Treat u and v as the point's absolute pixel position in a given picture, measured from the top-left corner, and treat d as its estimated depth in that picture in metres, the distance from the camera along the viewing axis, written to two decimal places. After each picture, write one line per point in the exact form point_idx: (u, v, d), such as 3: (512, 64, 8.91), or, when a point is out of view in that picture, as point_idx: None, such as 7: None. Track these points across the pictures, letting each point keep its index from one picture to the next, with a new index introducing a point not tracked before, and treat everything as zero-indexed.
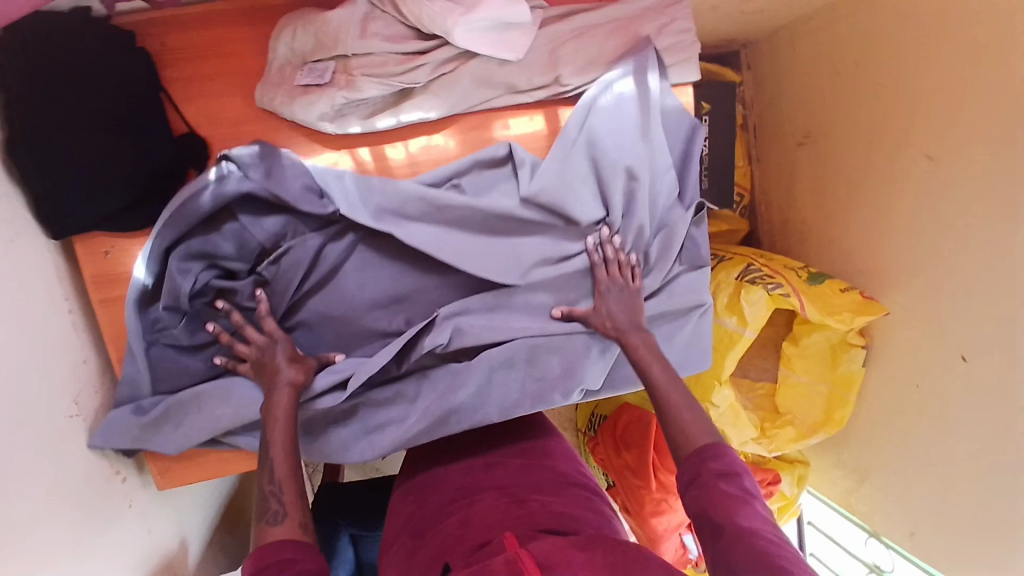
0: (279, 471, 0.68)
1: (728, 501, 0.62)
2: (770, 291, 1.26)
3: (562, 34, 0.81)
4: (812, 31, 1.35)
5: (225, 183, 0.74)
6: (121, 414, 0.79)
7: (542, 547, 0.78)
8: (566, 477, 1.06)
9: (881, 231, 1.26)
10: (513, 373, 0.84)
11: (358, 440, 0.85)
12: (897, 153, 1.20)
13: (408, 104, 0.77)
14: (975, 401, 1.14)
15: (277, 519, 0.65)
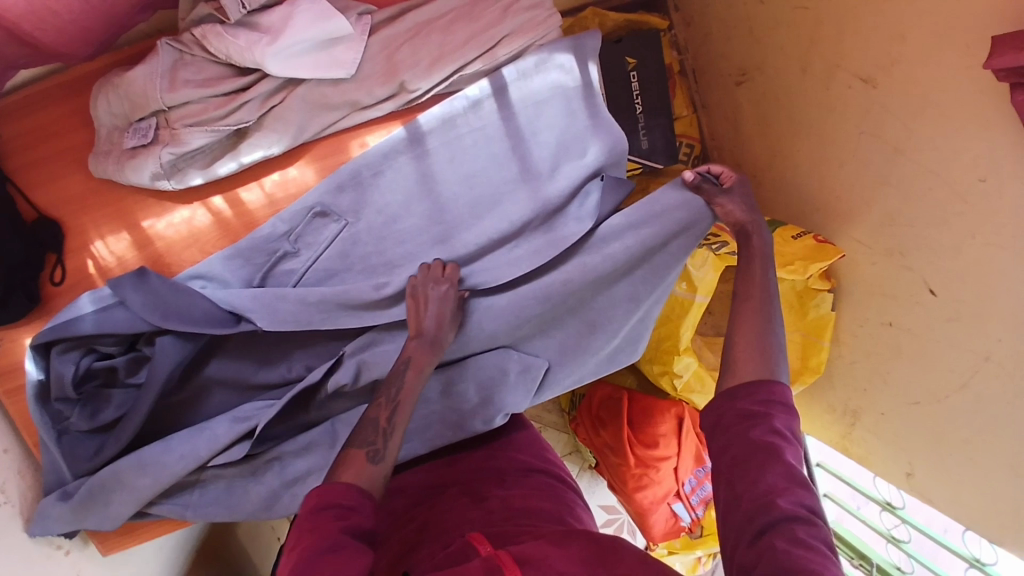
0: (399, 417, 0.65)
1: (752, 450, 0.62)
2: (717, 251, 1.17)
3: (398, 35, 0.76)
4: None
5: (101, 310, 0.74)
6: (49, 502, 0.79)
7: (518, 545, 0.66)
8: (534, 463, 0.95)
9: (828, 166, 1.17)
10: (432, 403, 0.84)
11: (281, 493, 0.83)
12: (830, 78, 1.10)
13: (246, 144, 0.74)
14: (951, 333, 1.06)
15: (377, 458, 0.61)
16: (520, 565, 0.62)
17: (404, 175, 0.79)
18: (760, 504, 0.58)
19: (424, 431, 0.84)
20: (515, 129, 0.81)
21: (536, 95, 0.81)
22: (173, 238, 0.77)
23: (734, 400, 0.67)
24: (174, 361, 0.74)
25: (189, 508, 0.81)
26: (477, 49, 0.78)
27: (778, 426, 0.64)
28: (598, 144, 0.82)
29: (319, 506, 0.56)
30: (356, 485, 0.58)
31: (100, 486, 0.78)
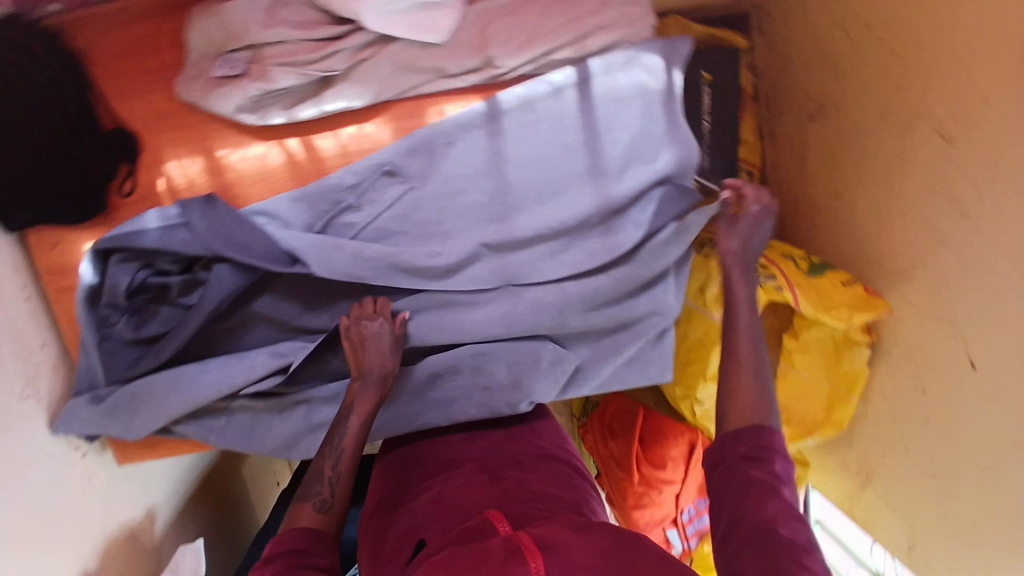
0: (342, 463, 0.74)
1: (756, 484, 0.64)
2: (764, 282, 1.17)
3: (494, 9, 0.77)
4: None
5: (167, 230, 0.76)
6: (79, 403, 0.82)
7: (541, 529, 0.67)
8: (552, 451, 0.97)
9: (888, 216, 1.15)
10: (460, 377, 0.85)
11: (303, 436, 0.83)
12: (908, 129, 1.07)
13: (330, 92, 0.75)
14: (982, 413, 1.03)
15: (324, 508, 0.71)
16: (542, 550, 0.63)
17: (476, 150, 0.80)
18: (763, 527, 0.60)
19: (446, 404, 0.86)
20: (592, 123, 0.80)
21: (620, 93, 0.80)
22: (244, 171, 0.79)
23: (737, 441, 0.69)
24: (225, 292, 0.77)
25: (211, 432, 0.83)
26: (569, 36, 0.77)
27: (780, 470, 0.66)
28: (670, 152, 0.83)
29: (280, 549, 0.65)
30: (319, 531, 0.69)
31: (132, 395, 0.82)
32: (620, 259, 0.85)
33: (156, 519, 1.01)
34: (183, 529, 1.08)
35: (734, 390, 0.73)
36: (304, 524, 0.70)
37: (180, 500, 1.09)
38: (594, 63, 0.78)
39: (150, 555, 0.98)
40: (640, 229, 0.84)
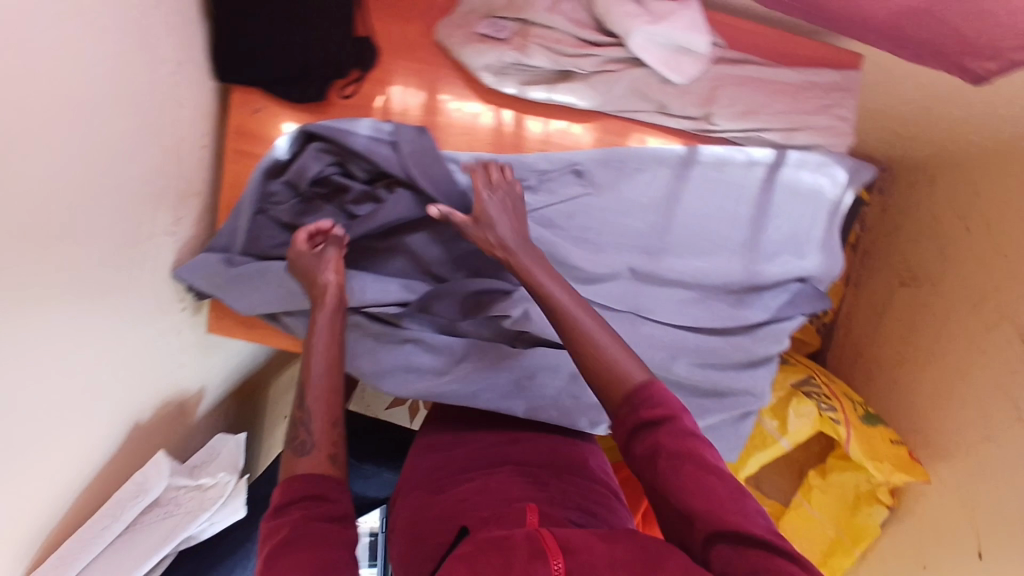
0: (314, 396, 0.68)
1: (673, 458, 0.58)
2: (822, 410, 1.20)
3: (732, 75, 0.82)
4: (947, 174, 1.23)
5: (375, 139, 0.81)
6: (212, 259, 0.84)
7: (564, 531, 0.57)
8: (595, 472, 0.97)
9: (947, 401, 1.16)
10: (554, 376, 0.91)
11: (393, 372, 0.91)
12: (993, 327, 1.08)
13: (565, 85, 0.82)
14: None
15: (304, 448, 0.65)
16: (566, 553, 0.53)
17: (661, 186, 0.86)
18: (714, 511, 0.55)
19: (530, 396, 0.90)
20: (764, 204, 0.87)
21: (799, 189, 0.87)
22: (453, 121, 0.85)
23: (636, 409, 0.62)
24: (397, 215, 0.81)
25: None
26: (783, 124, 0.84)
27: (688, 425, 0.60)
28: (819, 254, 0.91)
29: (290, 498, 0.60)
30: (336, 479, 0.63)
31: (263, 271, 0.84)
32: (739, 329, 0.92)
33: (204, 399, 1.00)
34: (219, 418, 1.08)
35: (604, 371, 0.65)
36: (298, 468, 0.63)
37: (227, 390, 1.09)
38: (790, 153, 0.86)
39: (190, 429, 0.98)
40: (767, 312, 0.91)
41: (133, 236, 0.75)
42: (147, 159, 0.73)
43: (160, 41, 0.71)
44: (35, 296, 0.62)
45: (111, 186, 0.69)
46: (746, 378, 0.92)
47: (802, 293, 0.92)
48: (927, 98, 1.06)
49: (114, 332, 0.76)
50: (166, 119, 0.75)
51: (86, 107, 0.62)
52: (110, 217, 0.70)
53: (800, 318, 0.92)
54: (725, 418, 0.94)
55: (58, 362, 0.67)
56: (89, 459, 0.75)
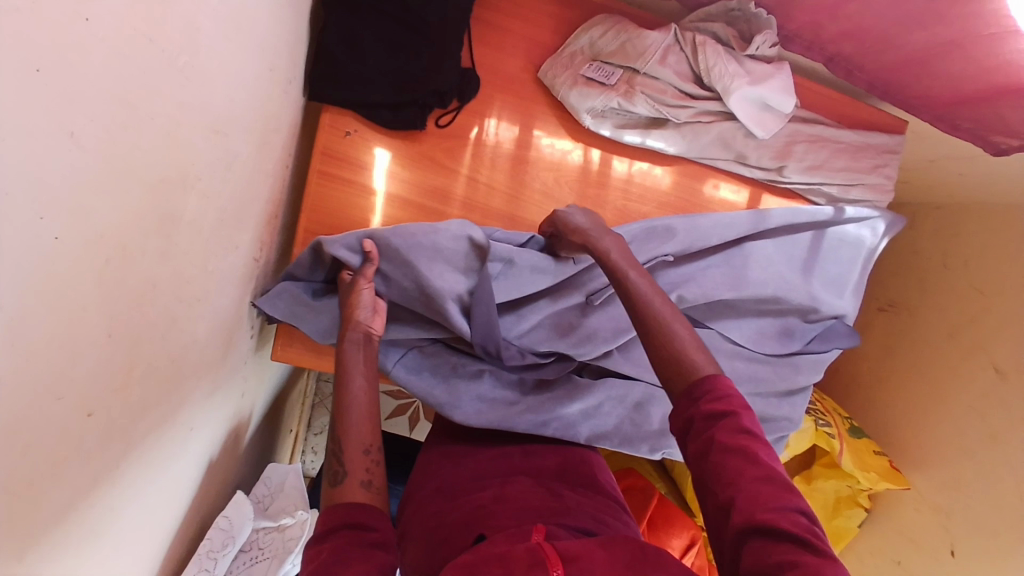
0: (352, 423, 0.67)
1: (728, 451, 0.52)
2: (819, 425, 1.31)
3: (803, 133, 0.91)
4: (932, 216, 1.35)
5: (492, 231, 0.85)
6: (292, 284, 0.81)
7: (566, 543, 0.60)
8: (613, 489, 0.86)
9: (920, 419, 1.28)
10: (621, 405, 0.93)
11: (464, 401, 0.87)
12: (968, 356, 1.20)
13: (657, 131, 0.87)
14: None
15: (366, 485, 0.62)
16: (565, 563, 0.55)
17: (735, 224, 0.89)
18: (752, 501, 0.49)
19: (595, 422, 0.91)
20: (815, 248, 0.94)
21: (846, 238, 0.95)
22: (544, 156, 0.88)
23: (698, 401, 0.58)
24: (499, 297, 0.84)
25: (398, 364, 0.87)
26: (844, 180, 0.93)
27: (750, 426, 0.54)
28: (854, 298, 0.97)
29: (334, 526, 0.56)
30: (374, 505, 0.60)
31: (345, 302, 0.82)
32: (781, 357, 0.94)
33: (250, 423, 0.95)
34: (257, 441, 1.03)
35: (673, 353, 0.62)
36: (346, 498, 0.60)
37: (263, 410, 1.04)
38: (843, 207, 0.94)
39: (238, 457, 0.93)
40: (806, 345, 0.95)
41: (241, 263, 0.72)
42: (256, 184, 0.70)
43: (281, 61, 0.69)
44: (176, 333, 0.58)
45: (238, 214, 0.66)
46: (786, 405, 0.95)
47: (836, 331, 0.96)
48: (927, 152, 1.19)
49: (216, 364, 0.72)
50: (271, 141, 0.72)
51: (237, 136, 0.60)
52: (233, 244, 0.67)
53: (836, 351, 0.95)
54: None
55: (185, 399, 0.64)
56: (186, 495, 0.72)
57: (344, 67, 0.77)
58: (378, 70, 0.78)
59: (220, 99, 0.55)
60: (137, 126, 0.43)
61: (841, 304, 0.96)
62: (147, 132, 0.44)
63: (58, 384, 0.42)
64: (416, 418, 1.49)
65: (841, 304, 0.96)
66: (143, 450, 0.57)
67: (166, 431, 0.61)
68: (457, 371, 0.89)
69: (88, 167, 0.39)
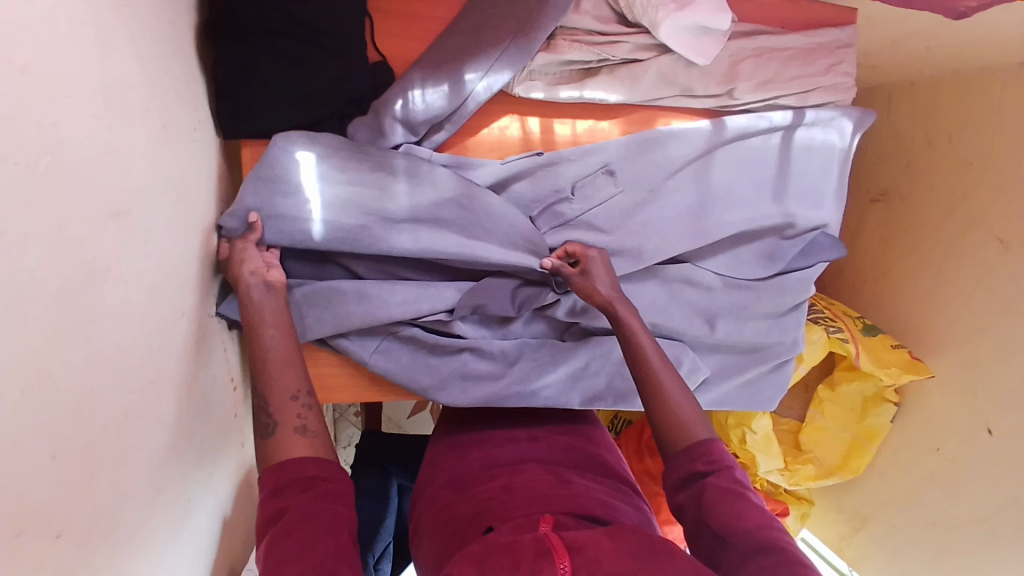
0: (279, 384, 0.66)
1: (724, 499, 0.63)
2: (830, 333, 1.30)
3: (747, 49, 0.86)
4: (908, 95, 1.28)
5: None
6: None
7: (574, 533, 0.60)
8: (619, 471, 0.87)
9: (932, 298, 1.24)
10: (610, 362, 0.90)
11: (448, 384, 0.85)
12: (968, 230, 1.16)
13: (593, 81, 0.82)
14: (987, 475, 1.14)
15: (303, 430, 0.64)
16: (571, 553, 0.55)
17: (689, 145, 0.86)
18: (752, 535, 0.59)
19: (585, 385, 0.89)
20: (783, 162, 0.89)
21: (815, 147, 0.90)
22: (482, 138, 0.84)
23: (693, 459, 0.68)
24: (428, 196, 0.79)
25: (376, 353, 0.83)
26: (799, 88, 0.87)
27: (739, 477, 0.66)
28: (835, 206, 0.93)
29: (283, 481, 0.59)
30: (321, 456, 0.63)
31: (312, 296, 0.80)
32: (766, 279, 0.92)
33: (260, 465, 0.95)
34: None
35: (668, 414, 0.71)
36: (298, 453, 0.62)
37: None
38: (807, 114, 0.89)
39: (256, 500, 0.93)
40: (789, 264, 0.92)
41: (193, 324, 0.70)
42: (185, 244, 0.68)
43: (176, 115, 0.65)
44: (136, 421, 0.56)
45: (172, 280, 0.64)
46: (778, 330, 0.94)
47: (818, 247, 0.92)
48: (889, 31, 1.12)
49: (199, 429, 0.72)
50: (190, 194, 0.69)
51: (142, 207, 0.57)
52: (177, 312, 0.66)
53: (822, 265, 0.91)
54: (760, 371, 0.95)
55: (169, 476, 0.64)
56: (201, 559, 0.72)
57: (245, 96, 0.73)
58: (282, 92, 0.74)
59: (108, 180, 0.52)
60: (16, 248, 0.40)
61: (821, 216, 0.92)
62: (30, 250, 0.42)
63: (17, 527, 0.41)
64: (434, 411, 1.49)
65: (821, 216, 0.92)
66: (133, 540, 0.57)
67: (160, 513, 0.62)
68: (436, 353, 0.85)
69: None
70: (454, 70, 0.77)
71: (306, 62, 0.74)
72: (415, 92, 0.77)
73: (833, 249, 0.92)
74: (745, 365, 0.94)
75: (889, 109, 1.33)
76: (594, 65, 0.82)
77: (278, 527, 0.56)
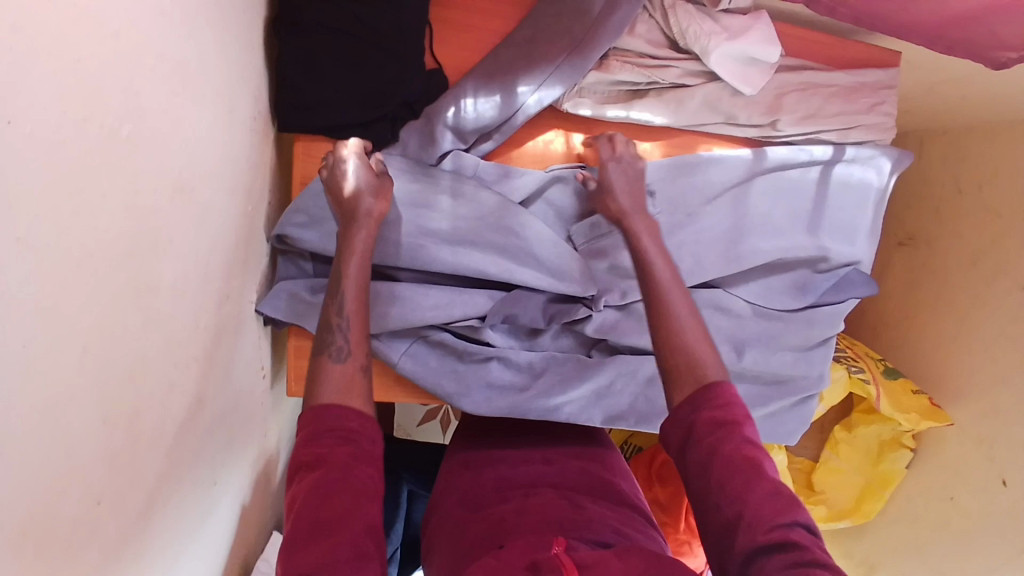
0: (352, 320, 0.65)
1: (733, 467, 0.57)
2: (852, 373, 1.28)
3: (791, 83, 0.88)
4: (941, 143, 1.29)
5: None
6: (293, 288, 0.78)
7: (585, 554, 0.62)
8: (632, 496, 0.86)
9: (955, 341, 1.24)
10: (635, 382, 0.88)
11: (473, 391, 0.84)
12: (995, 279, 1.16)
13: (640, 103, 0.84)
14: (1001, 527, 1.12)
15: (342, 355, 0.63)
16: (581, 569, 0.58)
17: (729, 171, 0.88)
18: (760, 513, 0.54)
19: (608, 403, 0.88)
20: (821, 195, 0.90)
21: (854, 184, 0.91)
22: (526, 150, 0.86)
23: (700, 409, 0.62)
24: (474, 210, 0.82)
25: (404, 356, 0.83)
26: (841, 124, 0.89)
27: (750, 435, 0.60)
28: (869, 242, 0.93)
29: (318, 430, 0.57)
30: (364, 412, 0.60)
31: None
32: (795, 310, 0.92)
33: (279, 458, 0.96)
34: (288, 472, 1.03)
35: (682, 359, 0.65)
36: None
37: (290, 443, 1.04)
38: (847, 151, 0.90)
39: (273, 493, 0.93)
40: (819, 298, 0.92)
41: (236, 309, 0.71)
42: (236, 228, 0.69)
43: (240, 103, 0.67)
44: (178, 396, 0.57)
45: (222, 264, 0.66)
46: (804, 363, 0.93)
47: (850, 283, 0.92)
48: (927, 78, 1.14)
49: (230, 415, 0.72)
50: (245, 181, 0.71)
51: (203, 187, 0.59)
52: (224, 295, 0.67)
53: (852, 301, 0.92)
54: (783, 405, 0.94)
55: (201, 457, 0.64)
56: (220, 544, 0.72)
57: (306, 90, 0.75)
58: (341, 88, 0.76)
59: (177, 154, 0.53)
60: (90, 209, 0.41)
61: (856, 252, 0.92)
62: (102, 215, 0.43)
63: (62, 485, 0.41)
64: (447, 421, 1.49)
65: (857, 251, 0.92)
66: (164, 516, 0.57)
67: (188, 492, 0.62)
68: (464, 360, 0.85)
69: (50, 266, 0.38)
70: (507, 82, 0.79)
71: (366, 63, 0.77)
72: (467, 100, 0.79)
73: (865, 286, 0.92)
74: (769, 397, 0.93)
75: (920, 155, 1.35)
76: (643, 87, 0.84)
77: (311, 484, 0.54)
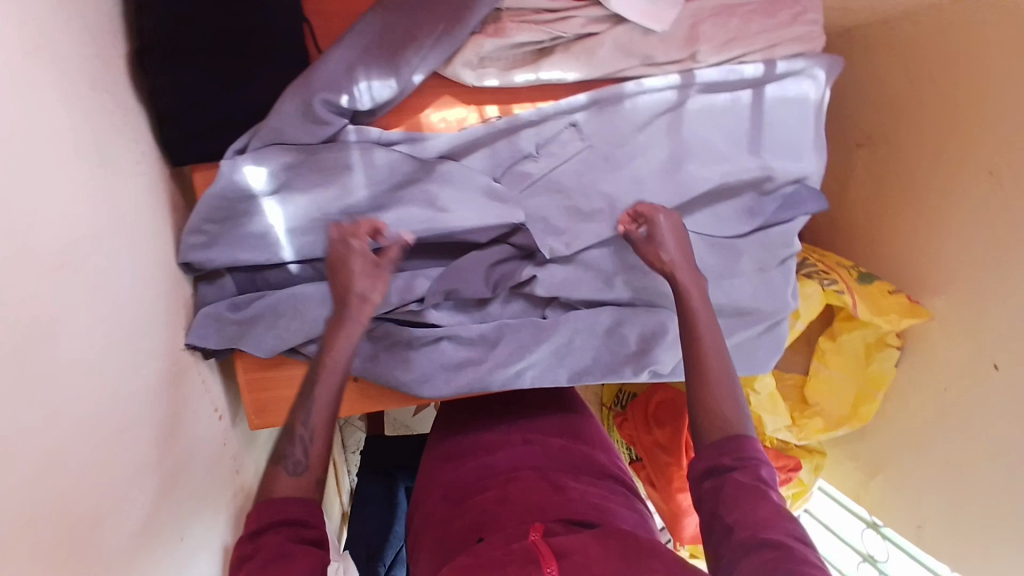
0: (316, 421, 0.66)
1: (741, 494, 0.66)
2: (826, 286, 1.28)
3: (705, 9, 0.83)
4: (883, 32, 1.23)
5: None
6: (216, 309, 0.77)
7: (563, 539, 0.62)
8: (610, 466, 0.88)
9: (926, 232, 1.21)
10: (594, 337, 0.87)
11: (430, 375, 0.83)
12: (959, 166, 1.12)
13: (547, 62, 0.79)
14: (995, 411, 1.13)
15: (297, 471, 0.64)
16: (558, 558, 0.58)
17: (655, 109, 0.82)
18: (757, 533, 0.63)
19: (571, 361, 0.87)
20: (758, 117, 0.86)
21: (790, 100, 0.86)
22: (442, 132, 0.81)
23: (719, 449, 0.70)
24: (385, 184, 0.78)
25: None
26: (765, 43, 0.84)
27: (754, 457, 0.69)
28: (816, 157, 0.90)
29: (263, 522, 0.61)
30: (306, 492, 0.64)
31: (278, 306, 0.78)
32: (745, 235, 0.90)
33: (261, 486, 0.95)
34: None
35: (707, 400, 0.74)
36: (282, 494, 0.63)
37: None
38: (782, 65, 0.85)
39: None
40: (769, 219, 0.89)
41: (166, 362, 0.69)
42: (145, 281, 0.66)
43: (117, 151, 0.63)
44: (113, 472, 0.56)
45: (136, 323, 0.63)
46: (764, 290, 0.91)
47: (799, 201, 0.90)
48: None
49: (186, 465, 0.71)
50: (144, 230, 0.68)
51: (90, 252, 0.56)
52: (148, 353, 0.65)
53: (803, 217, 0.89)
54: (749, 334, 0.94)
55: (158, 518, 0.63)
56: None
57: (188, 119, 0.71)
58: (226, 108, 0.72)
59: (48, 225, 0.50)
60: None
61: (802, 168, 0.88)
62: None
63: None
64: None
65: (803, 168, 0.88)
66: None
67: (147, 559, 0.61)
68: (413, 345, 0.82)
69: None
70: (401, 60, 0.74)
71: (249, 76, 0.73)
72: (361, 85, 0.74)
73: (815, 201, 0.89)
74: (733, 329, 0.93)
75: (864, 49, 1.29)
76: (547, 44, 0.80)
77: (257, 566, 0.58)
